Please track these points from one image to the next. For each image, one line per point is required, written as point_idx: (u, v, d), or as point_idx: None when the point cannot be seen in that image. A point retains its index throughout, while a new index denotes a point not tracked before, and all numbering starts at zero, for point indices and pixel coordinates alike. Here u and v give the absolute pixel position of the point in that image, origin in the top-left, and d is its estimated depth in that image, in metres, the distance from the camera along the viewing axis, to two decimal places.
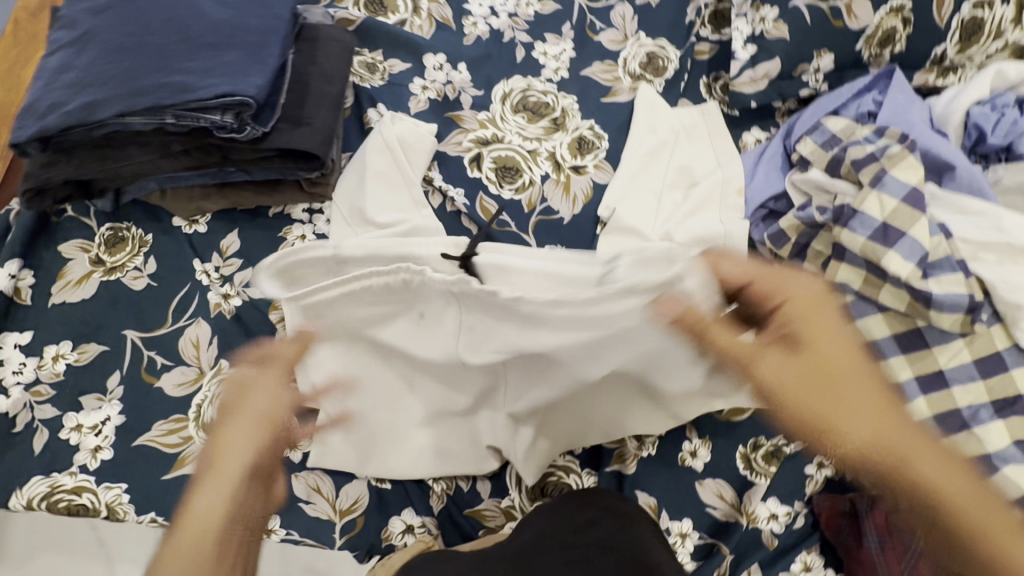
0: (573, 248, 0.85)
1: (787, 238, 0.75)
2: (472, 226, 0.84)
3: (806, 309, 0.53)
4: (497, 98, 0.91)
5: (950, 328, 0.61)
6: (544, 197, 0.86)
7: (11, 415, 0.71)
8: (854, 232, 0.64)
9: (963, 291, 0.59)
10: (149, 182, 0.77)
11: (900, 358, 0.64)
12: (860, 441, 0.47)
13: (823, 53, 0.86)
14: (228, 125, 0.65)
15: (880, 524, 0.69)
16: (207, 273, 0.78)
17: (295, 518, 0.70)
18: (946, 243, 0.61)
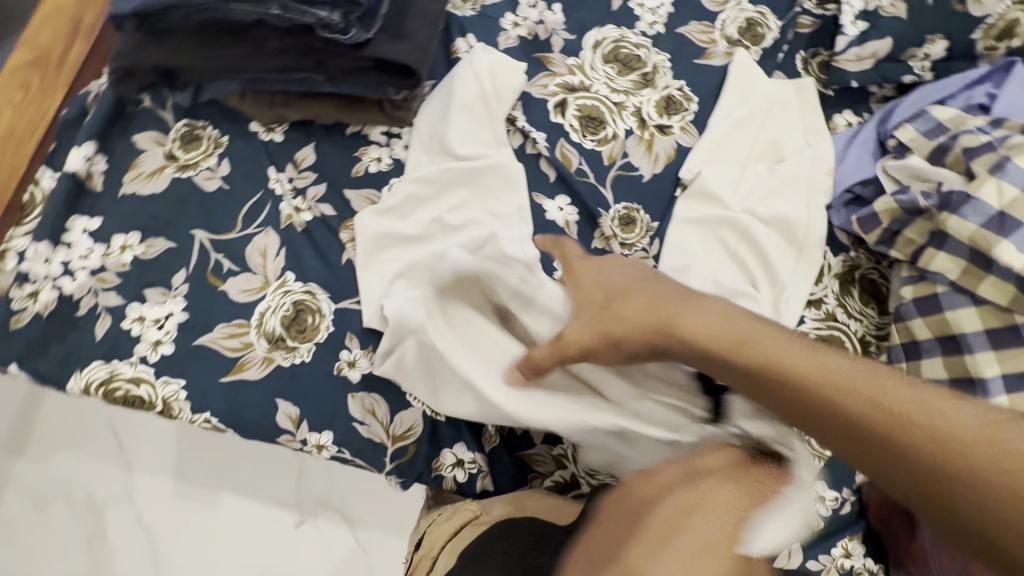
0: (650, 208, 0.82)
1: (878, 223, 0.73)
2: (550, 172, 0.82)
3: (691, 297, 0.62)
4: (589, 44, 0.87)
5: None
6: (626, 153, 0.84)
7: (75, 298, 0.70)
8: (966, 219, 0.63)
9: None
10: (230, 83, 0.74)
11: (989, 354, 0.63)
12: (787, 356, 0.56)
13: (936, 39, 0.82)
14: (334, 24, 0.62)
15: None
16: (280, 182, 0.76)
17: (348, 437, 0.70)
18: None
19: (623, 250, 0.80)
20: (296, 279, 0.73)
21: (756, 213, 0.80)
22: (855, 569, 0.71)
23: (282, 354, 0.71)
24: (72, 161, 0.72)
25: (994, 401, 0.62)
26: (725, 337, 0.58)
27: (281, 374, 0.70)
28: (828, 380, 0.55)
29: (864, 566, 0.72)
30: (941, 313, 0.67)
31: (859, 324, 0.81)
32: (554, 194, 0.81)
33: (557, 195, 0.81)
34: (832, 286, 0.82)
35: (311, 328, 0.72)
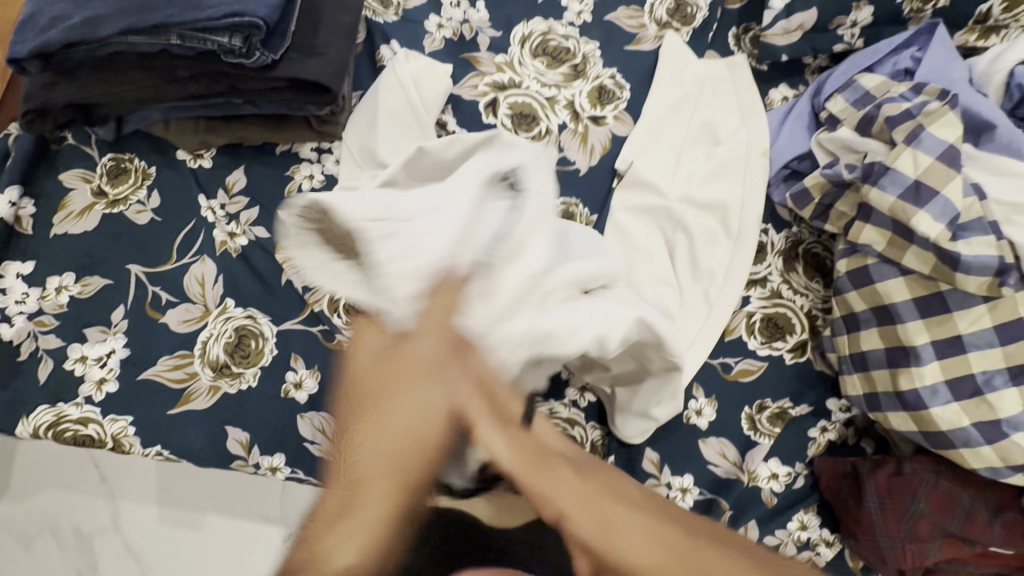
0: (587, 202, 0.82)
1: (810, 199, 0.73)
2: None
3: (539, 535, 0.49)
4: (516, 40, 0.86)
5: (976, 290, 0.60)
6: (560, 147, 0.83)
7: (16, 343, 0.70)
8: (884, 192, 0.63)
9: (993, 253, 0.58)
10: (152, 112, 0.73)
11: (918, 323, 0.64)
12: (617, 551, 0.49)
13: (863, 5, 0.81)
14: (236, 49, 0.62)
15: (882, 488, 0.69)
16: (212, 210, 0.76)
17: (299, 458, 0.71)
18: (980, 204, 0.60)
19: None
20: (236, 305, 0.73)
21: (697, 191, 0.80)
22: (811, 540, 0.73)
23: (228, 381, 0.71)
24: None
25: (924, 368, 0.64)
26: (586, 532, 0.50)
27: (227, 401, 0.71)
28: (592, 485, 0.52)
29: (820, 538, 0.73)
30: (872, 284, 0.67)
31: (804, 299, 0.82)
32: None
33: None
34: (776, 264, 0.83)
35: (256, 353, 0.72)
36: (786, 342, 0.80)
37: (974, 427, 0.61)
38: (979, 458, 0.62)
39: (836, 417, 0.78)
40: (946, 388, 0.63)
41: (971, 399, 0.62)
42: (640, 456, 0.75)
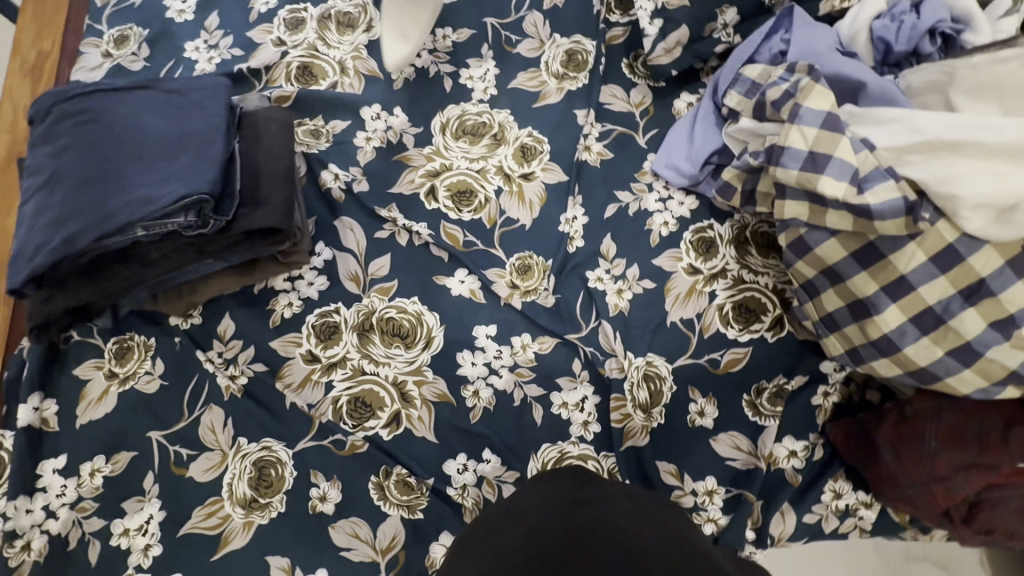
0: (541, 250, 0.89)
1: (734, 189, 0.81)
2: (442, 254, 0.89)
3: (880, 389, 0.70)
4: (437, 130, 0.96)
5: (896, 232, 0.65)
6: (502, 210, 0.91)
7: (64, 534, 0.75)
8: (787, 167, 0.69)
9: (897, 196, 0.64)
10: (140, 292, 0.80)
11: (862, 275, 0.68)
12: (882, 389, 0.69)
13: (726, 9, 0.90)
14: (193, 223, 0.73)
15: (894, 436, 0.71)
16: (211, 360, 0.83)
17: (341, 567, 0.74)
18: (872, 156, 0.66)
19: (527, 298, 0.86)
20: (250, 441, 0.79)
21: (601, 257, 0.88)
22: (850, 506, 0.75)
23: (259, 514, 0.76)
24: (23, 416, 0.78)
25: (885, 315, 0.67)
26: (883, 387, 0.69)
27: (263, 532, 0.76)
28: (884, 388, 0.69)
29: (858, 500, 0.76)
30: (812, 252, 0.72)
31: (766, 278, 0.86)
32: (452, 271, 0.88)
33: (455, 271, 0.88)
34: (730, 253, 0.87)
35: (278, 480, 0.77)
36: (762, 322, 0.83)
37: (948, 354, 0.63)
38: (966, 382, 0.64)
39: (835, 378, 0.79)
40: (911, 327, 0.65)
41: (938, 329, 0.64)
42: (658, 472, 0.77)
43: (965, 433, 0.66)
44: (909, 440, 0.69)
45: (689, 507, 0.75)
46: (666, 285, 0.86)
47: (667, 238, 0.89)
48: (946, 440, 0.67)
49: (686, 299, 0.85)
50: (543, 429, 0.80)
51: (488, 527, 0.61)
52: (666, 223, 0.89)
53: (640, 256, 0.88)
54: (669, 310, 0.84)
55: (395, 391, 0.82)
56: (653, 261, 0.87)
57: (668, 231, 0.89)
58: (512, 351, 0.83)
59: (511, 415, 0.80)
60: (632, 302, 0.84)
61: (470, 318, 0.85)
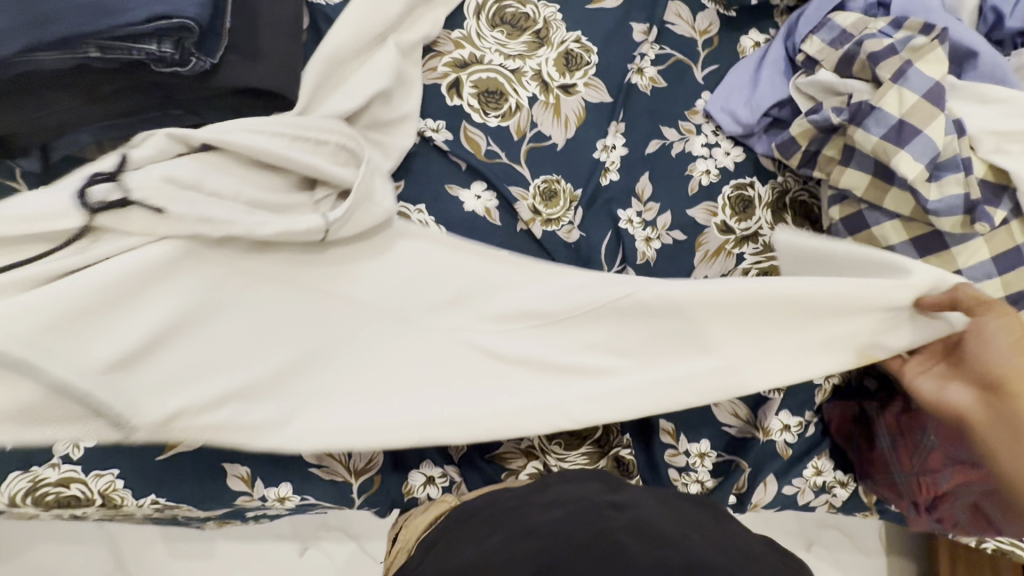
0: (571, 177, 0.79)
1: (797, 146, 0.72)
2: (459, 161, 0.77)
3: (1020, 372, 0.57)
4: (471, 12, 0.81)
5: (950, 229, 0.61)
6: (534, 122, 0.79)
7: None
8: (869, 131, 0.63)
9: (959, 192, 0.60)
10: (81, 134, 0.63)
11: (917, 262, 0.64)
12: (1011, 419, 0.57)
13: None
14: (170, 56, 0.57)
15: (942, 375, 0.62)
16: None
17: (309, 482, 0.69)
18: (958, 141, 0.60)
19: (548, 227, 0.77)
20: None
21: (635, 197, 0.80)
22: (827, 483, 0.76)
23: None
24: None
25: None
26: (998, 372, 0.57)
27: None
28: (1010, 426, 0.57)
29: (835, 479, 0.77)
30: (868, 230, 0.67)
31: None
32: (469, 183, 0.77)
33: (472, 182, 0.77)
34: (765, 217, 0.82)
35: None
36: None
37: None
38: None
39: None
40: None
41: None
42: (655, 428, 0.74)
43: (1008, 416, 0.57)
44: (954, 385, 0.61)
45: (680, 467, 0.73)
46: (697, 239, 0.80)
47: (706, 189, 0.81)
48: (1001, 410, 0.58)
49: (713, 258, 0.79)
50: None
51: (496, 513, 0.59)
52: (708, 172, 0.82)
53: (675, 203, 0.80)
54: (696, 266, 0.79)
55: None
56: (687, 211, 0.80)
57: (708, 182, 0.82)
58: None
59: None
60: (659, 252, 0.78)
61: (481, 238, 0.76)
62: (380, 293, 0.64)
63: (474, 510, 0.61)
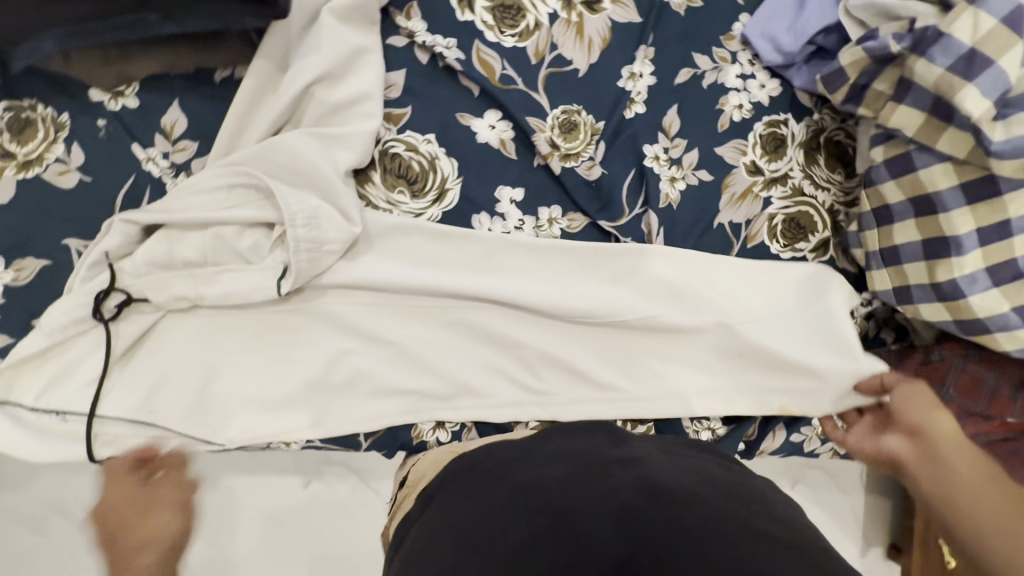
0: (592, 108, 0.72)
1: (845, 79, 0.65)
2: (472, 86, 0.70)
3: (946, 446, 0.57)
4: None
5: (1009, 174, 0.57)
6: (554, 44, 0.71)
7: None
8: (932, 62, 0.56)
9: None
10: (44, 41, 0.56)
11: (963, 210, 0.61)
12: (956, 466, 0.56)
13: None
14: None
15: (903, 404, 0.63)
16: (153, 161, 0.63)
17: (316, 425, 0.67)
18: None
19: (566, 163, 0.71)
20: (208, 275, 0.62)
21: (661, 132, 0.74)
22: (835, 432, 0.77)
23: None
24: None
25: (965, 257, 0.61)
26: (966, 472, 0.55)
27: None
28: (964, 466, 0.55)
29: None
30: (913, 173, 0.62)
31: (825, 194, 0.77)
32: (481, 111, 0.70)
33: (485, 111, 0.70)
34: (797, 158, 0.76)
35: None
36: (809, 243, 0.76)
37: (1013, 310, 0.60)
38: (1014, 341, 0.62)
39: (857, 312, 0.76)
40: (985, 275, 0.61)
41: (1012, 283, 0.59)
42: None
43: (944, 455, 0.57)
44: (889, 437, 0.63)
45: (692, 414, 0.73)
46: (724, 180, 0.75)
47: (737, 125, 0.75)
48: (931, 454, 0.58)
49: (739, 201, 0.75)
50: (562, 315, 0.70)
51: (495, 467, 0.58)
52: (740, 107, 0.75)
53: (704, 140, 0.75)
54: (720, 210, 0.74)
55: (395, 246, 0.68)
56: (715, 150, 0.75)
57: (740, 117, 0.75)
58: (537, 224, 0.71)
59: (518, 302, 0.69)
60: (683, 194, 0.73)
61: (494, 174, 0.70)
62: (372, 285, 0.66)
63: (490, 455, 0.60)
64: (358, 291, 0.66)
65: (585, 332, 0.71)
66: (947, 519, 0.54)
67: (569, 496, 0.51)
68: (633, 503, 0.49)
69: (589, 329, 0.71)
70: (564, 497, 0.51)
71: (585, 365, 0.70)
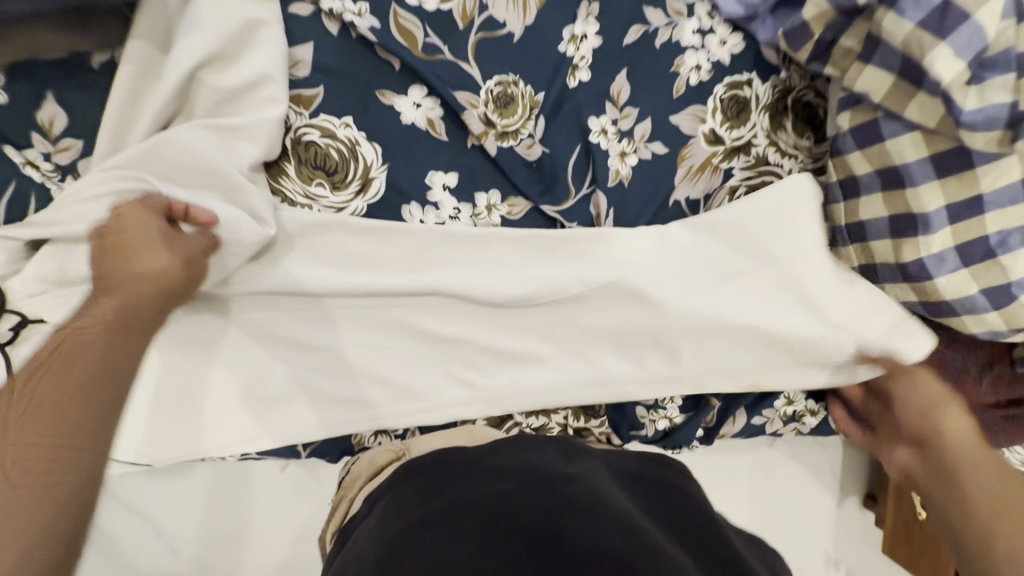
0: (530, 77, 0.64)
1: (809, 35, 0.57)
2: (391, 58, 0.62)
3: (966, 451, 0.52)
4: None
5: (984, 147, 0.51)
6: (483, 3, 0.63)
7: None
8: (902, 16, 0.49)
9: (1006, 100, 0.48)
10: None
11: (932, 184, 0.55)
12: (974, 487, 0.48)
13: None
14: None
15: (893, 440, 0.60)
16: (35, 165, 0.57)
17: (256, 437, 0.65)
18: (1017, 27, 0.47)
19: (504, 142, 0.64)
20: None
21: (608, 102, 0.66)
22: (797, 413, 0.74)
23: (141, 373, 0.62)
24: None
25: (932, 235, 0.56)
26: (986, 485, 0.48)
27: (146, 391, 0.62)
28: (988, 489, 0.48)
29: (806, 409, 0.75)
30: (881, 143, 0.56)
31: (791, 162, 0.71)
32: (404, 88, 0.63)
33: (409, 87, 0.63)
34: (761, 124, 0.70)
35: None
36: None
37: (982, 292, 0.55)
38: (982, 323, 0.57)
39: None
40: (954, 255, 0.56)
41: (982, 263, 0.55)
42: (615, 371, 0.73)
43: (949, 458, 0.52)
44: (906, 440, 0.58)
45: (648, 405, 0.70)
46: (680, 152, 0.68)
47: (694, 90, 0.68)
48: (936, 462, 0.53)
49: (697, 176, 0.68)
50: (505, 310, 0.65)
51: (433, 479, 0.55)
52: (698, 68, 0.67)
53: (657, 108, 0.67)
54: (676, 186, 0.68)
55: (318, 244, 0.62)
56: (669, 119, 0.68)
57: (698, 80, 0.68)
58: (475, 212, 0.65)
59: (455, 298, 0.64)
60: (635, 170, 0.67)
61: (423, 158, 0.64)
62: (296, 287, 0.61)
63: (431, 465, 0.57)
64: (282, 295, 0.62)
65: (532, 324, 0.66)
66: (944, 510, 0.50)
67: (497, 514, 0.48)
68: (565, 524, 0.46)
69: (534, 323, 0.67)
70: (494, 515, 0.48)
71: (531, 360, 0.67)
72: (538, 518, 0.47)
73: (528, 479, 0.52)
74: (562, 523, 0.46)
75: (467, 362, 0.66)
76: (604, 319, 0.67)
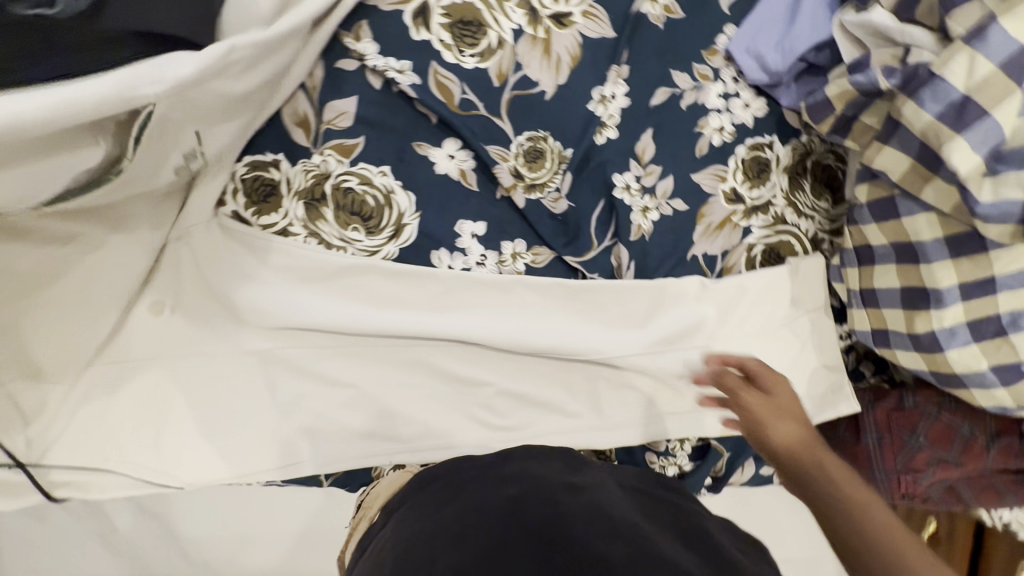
0: (560, 134, 0.67)
1: (831, 110, 0.60)
2: (430, 113, 0.65)
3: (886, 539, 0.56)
4: None
5: (997, 237, 0.54)
6: (518, 63, 0.65)
7: None
8: (921, 108, 0.52)
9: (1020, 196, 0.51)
10: None
11: (947, 262, 0.57)
12: None
13: None
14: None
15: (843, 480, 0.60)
16: None
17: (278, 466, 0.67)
18: None
19: (531, 194, 0.67)
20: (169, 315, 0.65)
21: (633, 159, 0.69)
22: None
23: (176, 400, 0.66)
24: None
25: (946, 311, 0.57)
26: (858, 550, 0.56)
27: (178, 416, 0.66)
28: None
29: None
30: (897, 219, 0.59)
31: (809, 223, 0.73)
32: (440, 140, 0.66)
33: (445, 140, 0.66)
34: (781, 184, 0.72)
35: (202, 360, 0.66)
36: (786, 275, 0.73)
37: (992, 369, 0.57)
38: (991, 397, 0.59)
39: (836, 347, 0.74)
40: (965, 330, 0.57)
41: (993, 340, 0.56)
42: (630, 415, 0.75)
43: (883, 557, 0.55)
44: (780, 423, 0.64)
45: (658, 451, 0.72)
46: (700, 210, 0.70)
47: (717, 150, 0.70)
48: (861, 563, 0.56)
49: (715, 232, 0.71)
50: (523, 354, 0.68)
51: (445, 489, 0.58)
52: (721, 129, 0.70)
53: (679, 167, 0.70)
54: (695, 241, 0.70)
55: (349, 284, 0.65)
56: (691, 177, 0.70)
57: (721, 141, 0.70)
58: (500, 260, 0.68)
59: (476, 342, 0.67)
60: (655, 225, 0.69)
61: (454, 207, 0.67)
62: (329, 325, 0.64)
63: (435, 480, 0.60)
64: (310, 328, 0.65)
65: (549, 368, 0.69)
66: None
67: (499, 523, 0.50)
68: (564, 526, 0.49)
69: (551, 368, 0.69)
70: (491, 521, 0.51)
71: (547, 404, 0.69)
72: (532, 523, 0.50)
73: (528, 487, 0.55)
74: (557, 528, 0.49)
75: (485, 403, 0.68)
76: (618, 367, 0.69)
